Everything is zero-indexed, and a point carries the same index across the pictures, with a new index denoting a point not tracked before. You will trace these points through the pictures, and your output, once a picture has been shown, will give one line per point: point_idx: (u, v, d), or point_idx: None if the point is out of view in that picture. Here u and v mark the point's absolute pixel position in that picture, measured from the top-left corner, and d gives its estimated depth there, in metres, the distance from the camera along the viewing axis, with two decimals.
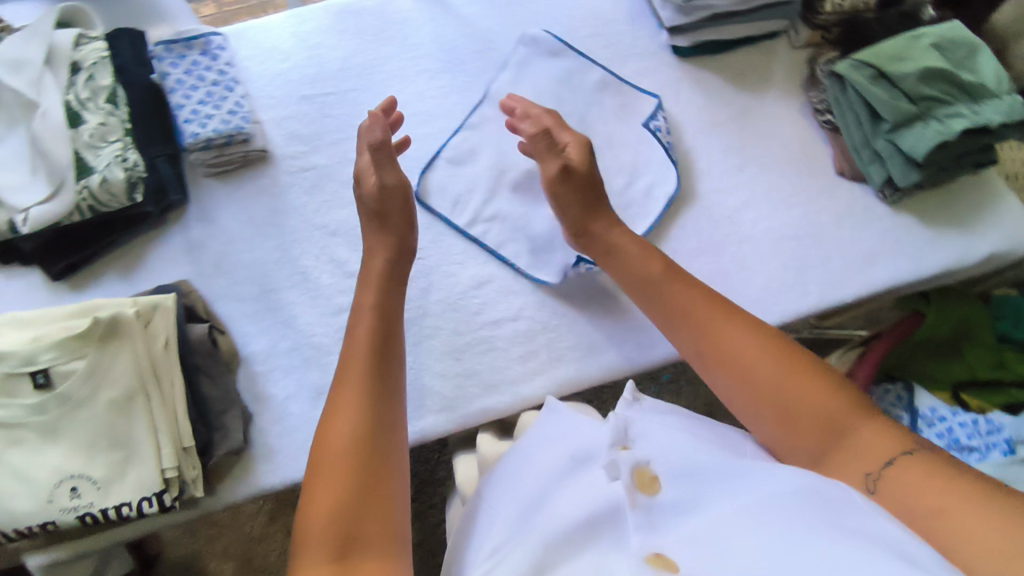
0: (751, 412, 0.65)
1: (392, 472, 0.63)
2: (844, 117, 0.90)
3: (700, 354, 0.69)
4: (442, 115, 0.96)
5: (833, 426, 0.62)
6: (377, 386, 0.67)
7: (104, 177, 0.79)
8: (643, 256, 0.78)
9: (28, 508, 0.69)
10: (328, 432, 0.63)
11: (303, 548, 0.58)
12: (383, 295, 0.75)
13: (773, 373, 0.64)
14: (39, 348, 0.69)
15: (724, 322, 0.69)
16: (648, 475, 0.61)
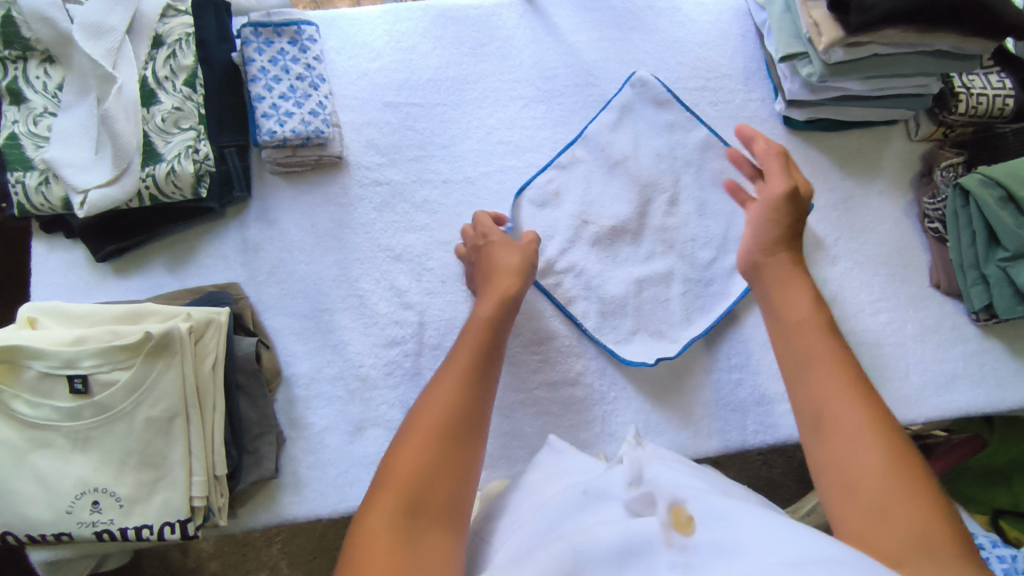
0: (840, 477, 0.54)
1: (472, 459, 0.56)
2: (956, 231, 0.84)
3: (812, 410, 0.58)
4: (531, 148, 0.90)
5: (930, 539, 0.47)
6: (477, 363, 0.61)
7: (172, 168, 0.73)
8: (800, 297, 0.68)
9: (46, 517, 0.65)
10: (429, 395, 0.58)
11: (379, 487, 0.52)
12: (506, 308, 0.69)
13: (880, 463, 0.52)
14: (83, 352, 0.65)
15: (853, 386, 0.57)
16: (684, 514, 0.50)
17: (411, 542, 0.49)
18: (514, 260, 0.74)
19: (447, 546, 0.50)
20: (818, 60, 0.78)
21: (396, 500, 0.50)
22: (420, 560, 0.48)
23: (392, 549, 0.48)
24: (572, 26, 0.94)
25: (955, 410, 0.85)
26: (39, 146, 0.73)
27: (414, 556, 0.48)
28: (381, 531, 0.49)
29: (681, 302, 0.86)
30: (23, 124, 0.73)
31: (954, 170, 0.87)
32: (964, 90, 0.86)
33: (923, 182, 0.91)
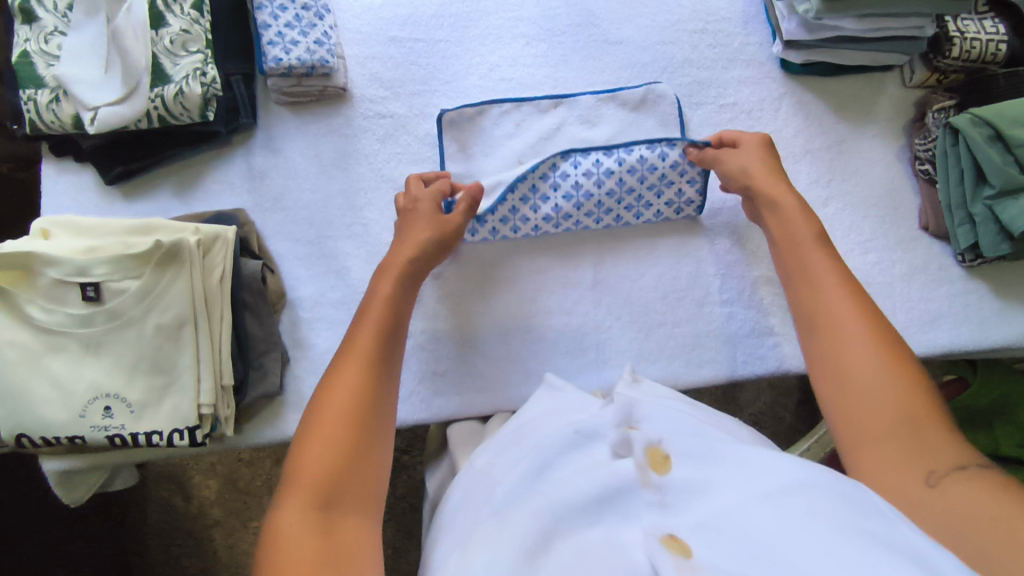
0: (832, 370, 0.63)
1: (379, 441, 0.60)
2: (945, 172, 0.86)
3: (808, 315, 0.68)
4: (531, 86, 0.91)
5: (911, 407, 0.57)
6: (378, 349, 0.65)
7: (180, 90, 0.75)
8: (795, 216, 0.75)
9: (61, 419, 0.67)
10: (327, 392, 0.61)
11: (291, 487, 0.55)
12: (402, 290, 0.71)
13: (872, 352, 0.61)
14: (96, 261, 0.67)
15: (853, 294, 0.66)
16: (660, 455, 0.57)
17: (326, 536, 0.52)
18: (422, 236, 0.75)
19: (364, 527, 0.55)
20: None
21: (307, 500, 0.54)
22: (342, 544, 0.52)
23: (310, 542, 0.51)
24: None
25: (937, 347, 0.87)
26: (49, 63, 0.74)
27: (332, 544, 0.52)
28: (298, 530, 0.52)
29: (674, 237, 0.88)
30: (34, 42, 0.74)
31: (946, 114, 0.87)
32: (958, 34, 0.88)
33: (914, 128, 0.93)
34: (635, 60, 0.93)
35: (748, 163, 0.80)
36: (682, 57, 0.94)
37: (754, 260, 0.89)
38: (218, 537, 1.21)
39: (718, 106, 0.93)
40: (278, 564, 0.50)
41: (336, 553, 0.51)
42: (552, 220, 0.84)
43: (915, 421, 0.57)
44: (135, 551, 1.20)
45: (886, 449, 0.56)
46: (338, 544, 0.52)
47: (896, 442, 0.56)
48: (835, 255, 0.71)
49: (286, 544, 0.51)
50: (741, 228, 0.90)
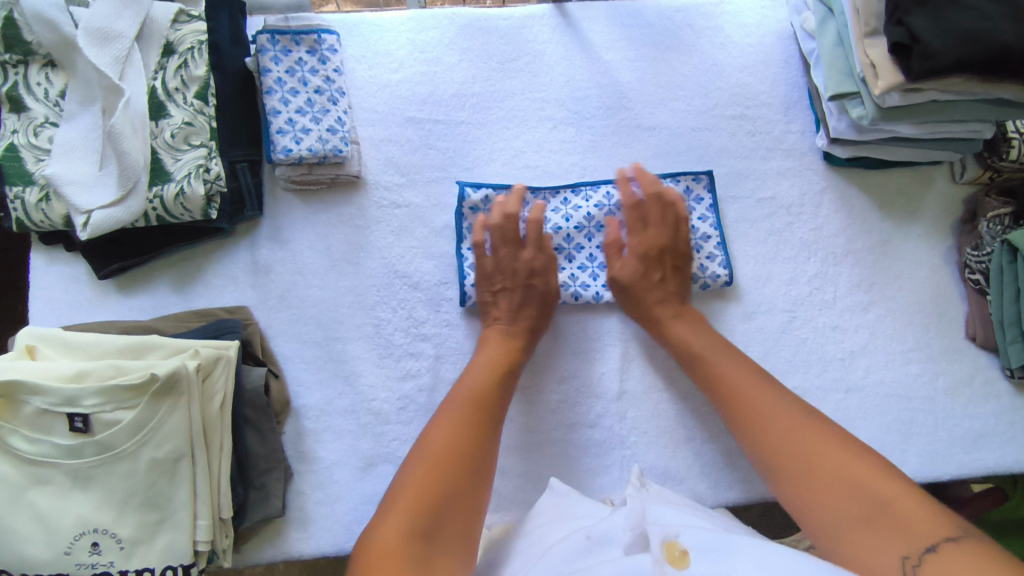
0: (772, 442, 0.66)
1: (476, 491, 0.62)
2: (998, 287, 0.80)
3: (727, 395, 0.72)
4: (558, 174, 0.85)
5: (868, 491, 0.57)
6: (489, 398, 0.69)
7: (182, 189, 0.69)
8: (684, 323, 0.78)
9: (43, 556, 0.62)
10: (446, 426, 0.65)
11: (391, 510, 0.57)
12: (515, 347, 0.75)
13: (814, 446, 0.63)
14: (86, 390, 0.61)
15: (772, 394, 0.69)
16: (678, 549, 0.53)
17: (423, 564, 0.53)
18: (516, 298, 0.77)
19: (456, 565, 0.56)
20: (871, 103, 0.74)
21: (408, 524, 0.55)
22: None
23: (405, 563, 0.52)
24: (607, 43, 0.89)
25: (981, 469, 0.82)
26: (39, 158, 0.68)
27: (426, 572, 0.52)
28: (394, 549, 0.53)
29: None
30: (23, 135, 0.68)
31: (1001, 222, 0.81)
32: (1017, 135, 0.83)
33: (965, 230, 0.87)
34: (668, 147, 0.87)
35: (635, 276, 0.79)
36: (719, 146, 0.88)
37: (790, 370, 0.83)
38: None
39: (756, 200, 0.87)
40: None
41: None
42: (575, 258, 0.83)
43: (879, 504, 0.56)
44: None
45: (861, 538, 0.55)
46: (432, 574, 0.53)
47: (869, 529, 0.55)
48: (740, 354, 0.75)
49: (379, 562, 0.52)
50: (777, 334, 0.84)
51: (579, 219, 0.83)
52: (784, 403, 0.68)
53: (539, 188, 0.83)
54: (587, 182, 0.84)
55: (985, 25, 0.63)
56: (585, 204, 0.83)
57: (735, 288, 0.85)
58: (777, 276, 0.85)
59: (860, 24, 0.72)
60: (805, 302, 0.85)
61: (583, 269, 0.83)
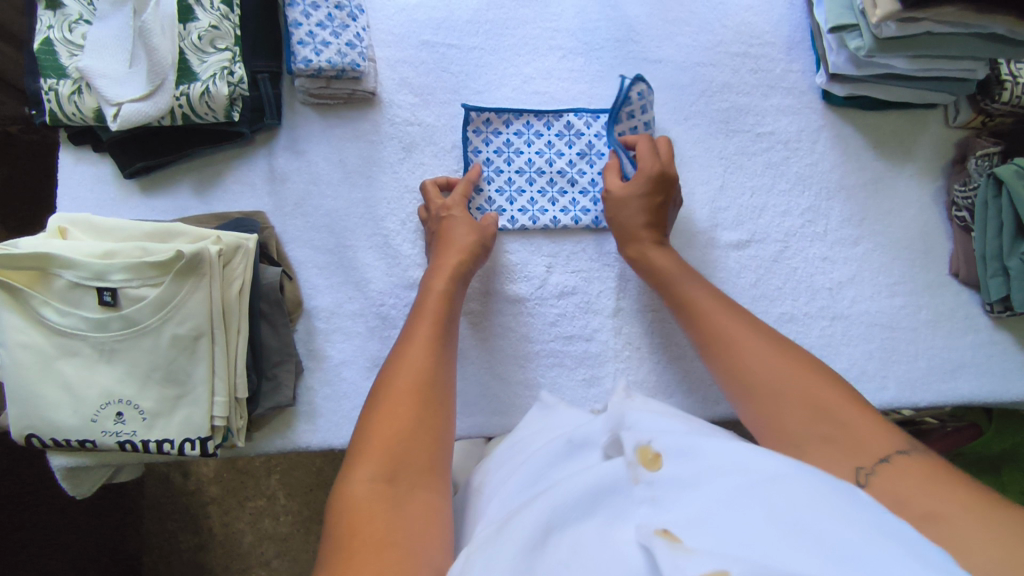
0: (734, 380, 0.67)
1: (442, 421, 0.62)
2: (983, 222, 0.83)
3: (705, 334, 0.71)
4: (565, 101, 0.89)
5: (828, 407, 0.59)
6: (437, 334, 0.68)
7: (207, 89, 0.72)
8: (660, 253, 0.79)
9: (71, 422, 0.66)
10: (396, 368, 0.64)
11: (356, 459, 0.57)
12: (457, 283, 0.74)
13: (778, 366, 0.64)
14: (114, 266, 0.65)
15: (736, 318, 0.71)
16: (650, 453, 0.51)
17: (394, 505, 0.54)
18: (468, 238, 0.77)
19: (431, 499, 0.56)
20: (869, 34, 0.77)
21: (374, 468, 0.55)
22: (407, 517, 0.53)
23: (376, 512, 0.53)
24: None
25: (958, 398, 0.85)
26: (73, 54, 0.72)
27: (401, 515, 0.53)
28: (366, 497, 0.53)
29: (699, 266, 0.87)
30: (58, 30, 0.72)
31: (990, 160, 0.85)
32: (1011, 78, 0.85)
33: (955, 171, 0.90)
34: (673, 80, 0.90)
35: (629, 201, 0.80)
36: (722, 81, 0.91)
37: (779, 296, 0.87)
38: (213, 513, 1.18)
39: (755, 134, 0.90)
40: (347, 532, 0.51)
41: (402, 526, 0.52)
42: (578, 182, 0.86)
43: (841, 425, 0.57)
44: (130, 520, 1.16)
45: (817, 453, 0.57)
46: (405, 514, 0.53)
47: (827, 441, 0.57)
48: (705, 283, 0.77)
49: (356, 510, 0.53)
50: (769, 262, 0.87)
51: (581, 145, 0.87)
52: (751, 327, 0.70)
53: (543, 112, 0.86)
54: (591, 111, 0.87)
55: None
56: (587, 133, 0.87)
57: (731, 217, 0.88)
58: (771, 207, 0.89)
59: None
60: (797, 234, 0.88)
61: (584, 193, 0.86)
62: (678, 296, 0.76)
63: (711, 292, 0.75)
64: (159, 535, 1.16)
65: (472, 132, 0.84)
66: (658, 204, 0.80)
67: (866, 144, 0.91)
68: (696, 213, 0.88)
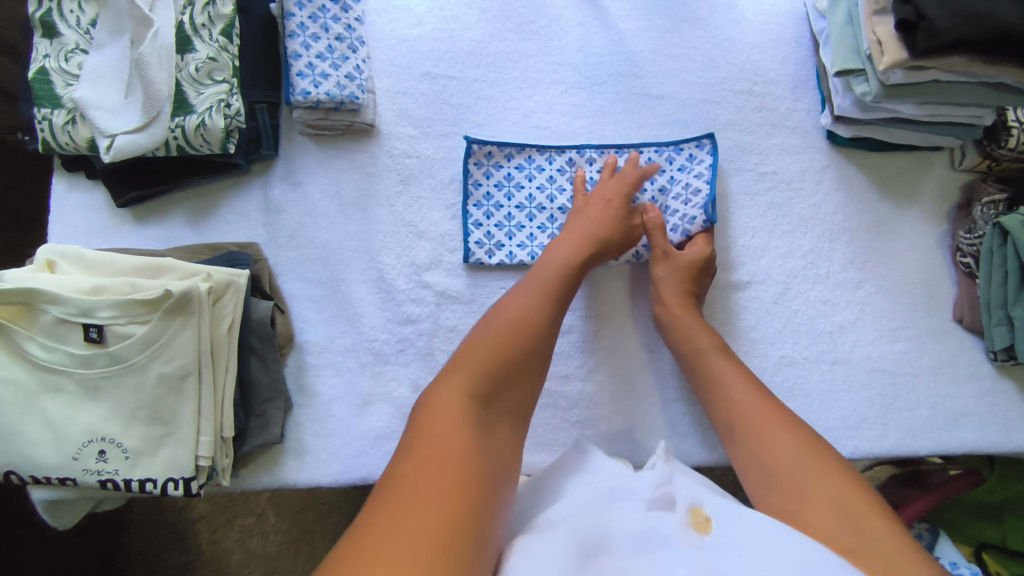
0: (758, 470, 0.62)
1: (533, 378, 0.62)
2: (988, 269, 0.82)
3: (734, 419, 0.68)
4: (566, 136, 0.88)
5: (858, 519, 0.53)
6: (551, 298, 0.69)
7: (202, 121, 0.71)
8: (698, 330, 0.76)
9: (52, 460, 0.65)
10: (485, 346, 0.61)
11: (454, 370, 0.59)
12: (556, 271, 0.72)
13: (810, 463, 0.59)
14: (101, 303, 0.64)
15: (769, 406, 0.67)
16: (702, 517, 0.55)
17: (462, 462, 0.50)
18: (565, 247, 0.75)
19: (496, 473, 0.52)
20: (876, 80, 0.76)
21: (468, 383, 0.57)
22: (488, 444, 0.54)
23: (461, 416, 0.54)
24: (623, 13, 0.91)
25: (960, 447, 0.83)
26: (68, 83, 0.71)
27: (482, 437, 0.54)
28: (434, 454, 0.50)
29: None
30: (54, 59, 0.71)
31: (995, 208, 0.84)
32: (1017, 124, 0.84)
33: (960, 215, 0.89)
34: (677, 116, 0.89)
35: (663, 279, 0.80)
36: (726, 119, 0.90)
37: (779, 339, 0.85)
38: (202, 530, 1.15)
39: (758, 173, 0.89)
40: (428, 424, 0.53)
41: (481, 446, 0.53)
42: None
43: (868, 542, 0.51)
44: (117, 539, 1.13)
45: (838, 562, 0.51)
46: (512, 391, 0.60)
47: (851, 560, 0.51)
48: (740, 368, 0.73)
49: (473, 368, 0.59)
50: (769, 304, 0.86)
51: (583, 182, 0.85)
52: (781, 420, 0.65)
53: (544, 147, 0.85)
54: (594, 146, 0.86)
55: (986, 6, 0.65)
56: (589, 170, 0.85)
57: (731, 257, 0.87)
58: (773, 248, 0.88)
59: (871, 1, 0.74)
60: (798, 275, 0.87)
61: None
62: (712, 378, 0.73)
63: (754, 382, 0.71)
64: (144, 551, 1.14)
65: (472, 164, 0.83)
66: (686, 284, 0.79)
67: (870, 185, 0.90)
68: None
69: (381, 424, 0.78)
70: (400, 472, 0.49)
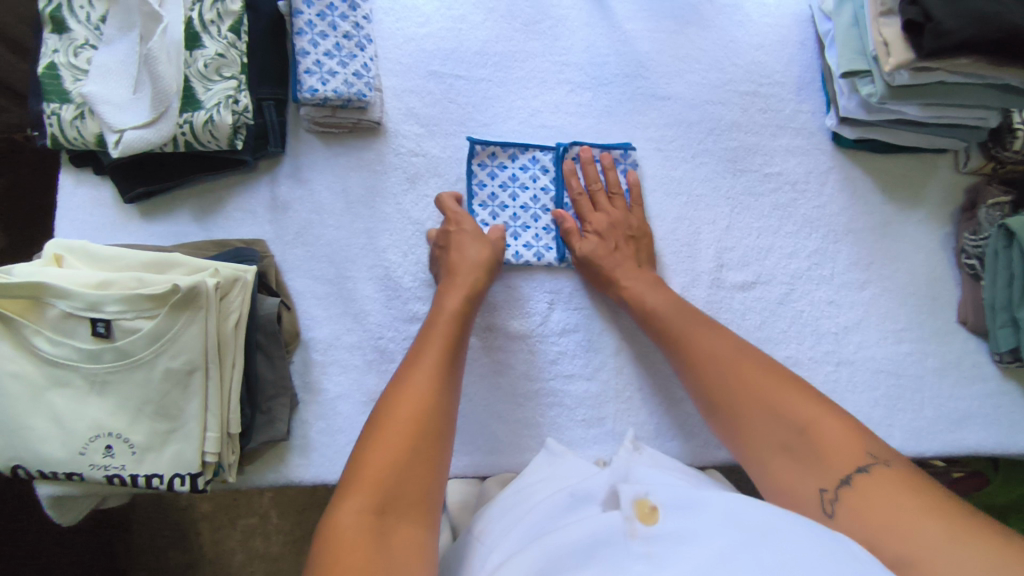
0: (719, 404, 0.67)
1: (440, 453, 0.60)
2: (993, 272, 0.82)
3: (684, 359, 0.72)
4: (572, 136, 0.88)
5: (811, 433, 0.59)
6: (445, 366, 0.66)
7: (211, 118, 0.71)
8: (648, 288, 0.78)
9: (59, 455, 0.65)
10: (395, 397, 0.62)
11: (347, 487, 0.55)
12: (472, 300, 0.73)
13: (759, 398, 0.64)
14: (109, 297, 0.64)
15: (714, 340, 0.71)
16: (648, 506, 0.52)
17: (380, 539, 0.52)
18: (479, 253, 0.76)
19: (417, 535, 0.55)
20: (881, 81, 0.77)
21: (363, 502, 0.54)
22: (395, 554, 0.52)
23: (362, 544, 0.51)
24: (629, 13, 0.92)
25: (964, 449, 0.83)
26: (77, 78, 0.71)
27: (388, 552, 0.51)
28: (354, 534, 0.52)
29: (704, 306, 0.85)
30: (63, 55, 0.71)
31: (1001, 209, 0.84)
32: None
33: (964, 217, 0.89)
34: (682, 117, 0.90)
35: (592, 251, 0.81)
36: (731, 120, 0.90)
37: (784, 340, 0.85)
38: (203, 529, 1.15)
39: (763, 174, 0.89)
40: (330, 559, 0.50)
41: (390, 560, 0.51)
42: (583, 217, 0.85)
43: (826, 450, 0.57)
44: (117, 539, 1.13)
45: (792, 478, 0.59)
46: (430, 434, 0.60)
47: (813, 469, 0.58)
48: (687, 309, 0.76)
49: (383, 430, 0.59)
50: (774, 305, 0.86)
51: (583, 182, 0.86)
52: (727, 349, 0.70)
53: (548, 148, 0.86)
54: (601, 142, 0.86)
55: (994, 7, 0.66)
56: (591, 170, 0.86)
57: (737, 258, 0.87)
58: (778, 249, 0.88)
59: (877, 4, 0.75)
60: (803, 276, 0.87)
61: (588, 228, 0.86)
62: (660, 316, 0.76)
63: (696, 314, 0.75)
64: (147, 550, 1.13)
65: (476, 165, 0.84)
66: (613, 248, 0.81)
67: (874, 187, 0.90)
68: (703, 253, 0.87)
69: None
70: (324, 558, 0.50)
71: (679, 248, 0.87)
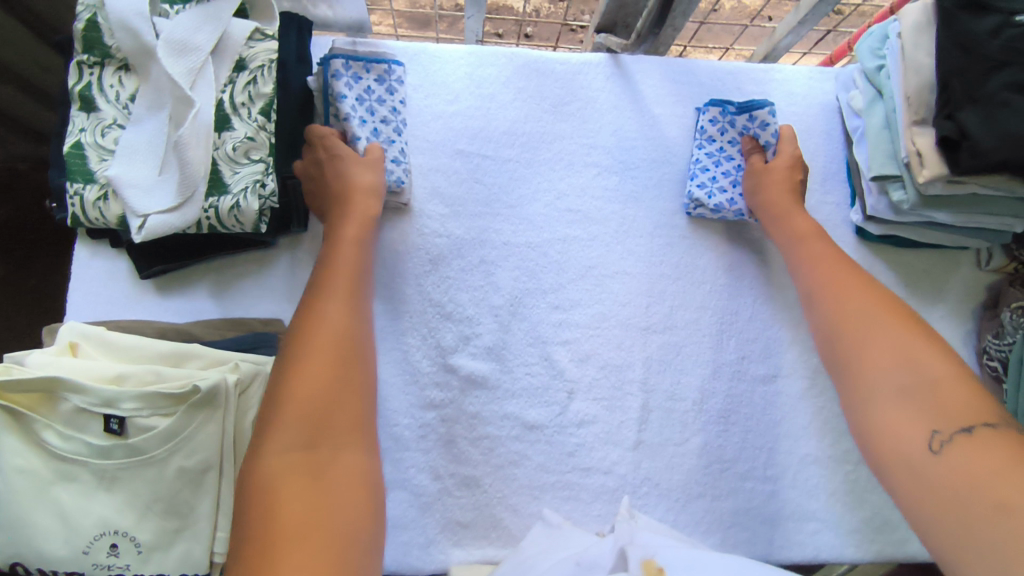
0: (837, 341, 0.72)
1: (364, 384, 0.63)
2: (1018, 378, 0.81)
3: (824, 284, 0.76)
4: (598, 221, 0.87)
5: (927, 376, 0.63)
6: (344, 287, 0.68)
7: (237, 203, 0.70)
8: (796, 213, 0.83)
9: (62, 553, 0.61)
10: (311, 327, 0.63)
11: (272, 426, 0.57)
12: (368, 226, 0.74)
13: (888, 345, 0.67)
14: (125, 394, 0.63)
15: (863, 284, 0.74)
16: (654, 566, 0.54)
17: (316, 473, 0.55)
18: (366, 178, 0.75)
19: (356, 467, 0.58)
20: (913, 189, 0.77)
21: (292, 436, 0.56)
22: (336, 487, 0.55)
23: (297, 479, 0.54)
24: (658, 97, 0.92)
25: None
26: (102, 158, 0.70)
27: (327, 485, 0.54)
28: (283, 470, 0.54)
29: (724, 399, 0.84)
30: (90, 134, 0.70)
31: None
32: None
33: (986, 316, 0.89)
34: None
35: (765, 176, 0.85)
36: None
37: (804, 437, 0.84)
38: None
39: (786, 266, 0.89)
40: (271, 502, 0.52)
41: (329, 495, 0.54)
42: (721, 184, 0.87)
43: (938, 394, 0.61)
44: None
45: (896, 412, 0.63)
46: (344, 362, 0.62)
47: (914, 412, 0.62)
48: (832, 247, 0.80)
49: (307, 363, 0.61)
50: (795, 400, 0.85)
51: (735, 134, 0.90)
52: (875, 295, 0.72)
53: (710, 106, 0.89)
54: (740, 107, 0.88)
55: None
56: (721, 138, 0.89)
57: (759, 350, 0.86)
58: (800, 342, 0.87)
59: (910, 112, 0.75)
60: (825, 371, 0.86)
61: (726, 176, 0.88)
62: (814, 249, 0.80)
63: (851, 265, 0.77)
64: None
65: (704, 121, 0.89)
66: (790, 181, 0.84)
67: (896, 282, 0.90)
68: (726, 344, 0.86)
69: (398, 513, 0.76)
70: (263, 497, 0.53)
71: (699, 339, 0.85)
